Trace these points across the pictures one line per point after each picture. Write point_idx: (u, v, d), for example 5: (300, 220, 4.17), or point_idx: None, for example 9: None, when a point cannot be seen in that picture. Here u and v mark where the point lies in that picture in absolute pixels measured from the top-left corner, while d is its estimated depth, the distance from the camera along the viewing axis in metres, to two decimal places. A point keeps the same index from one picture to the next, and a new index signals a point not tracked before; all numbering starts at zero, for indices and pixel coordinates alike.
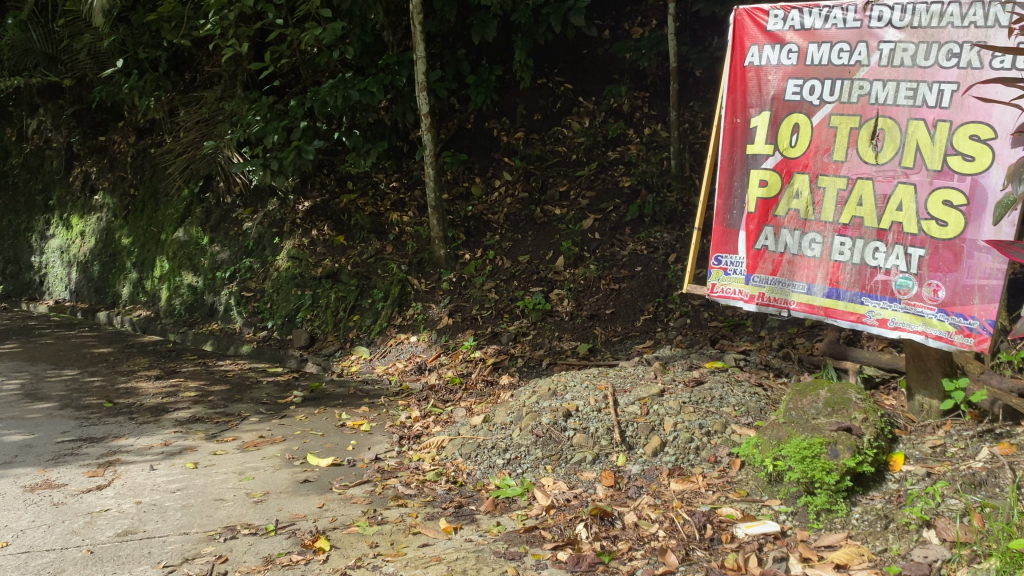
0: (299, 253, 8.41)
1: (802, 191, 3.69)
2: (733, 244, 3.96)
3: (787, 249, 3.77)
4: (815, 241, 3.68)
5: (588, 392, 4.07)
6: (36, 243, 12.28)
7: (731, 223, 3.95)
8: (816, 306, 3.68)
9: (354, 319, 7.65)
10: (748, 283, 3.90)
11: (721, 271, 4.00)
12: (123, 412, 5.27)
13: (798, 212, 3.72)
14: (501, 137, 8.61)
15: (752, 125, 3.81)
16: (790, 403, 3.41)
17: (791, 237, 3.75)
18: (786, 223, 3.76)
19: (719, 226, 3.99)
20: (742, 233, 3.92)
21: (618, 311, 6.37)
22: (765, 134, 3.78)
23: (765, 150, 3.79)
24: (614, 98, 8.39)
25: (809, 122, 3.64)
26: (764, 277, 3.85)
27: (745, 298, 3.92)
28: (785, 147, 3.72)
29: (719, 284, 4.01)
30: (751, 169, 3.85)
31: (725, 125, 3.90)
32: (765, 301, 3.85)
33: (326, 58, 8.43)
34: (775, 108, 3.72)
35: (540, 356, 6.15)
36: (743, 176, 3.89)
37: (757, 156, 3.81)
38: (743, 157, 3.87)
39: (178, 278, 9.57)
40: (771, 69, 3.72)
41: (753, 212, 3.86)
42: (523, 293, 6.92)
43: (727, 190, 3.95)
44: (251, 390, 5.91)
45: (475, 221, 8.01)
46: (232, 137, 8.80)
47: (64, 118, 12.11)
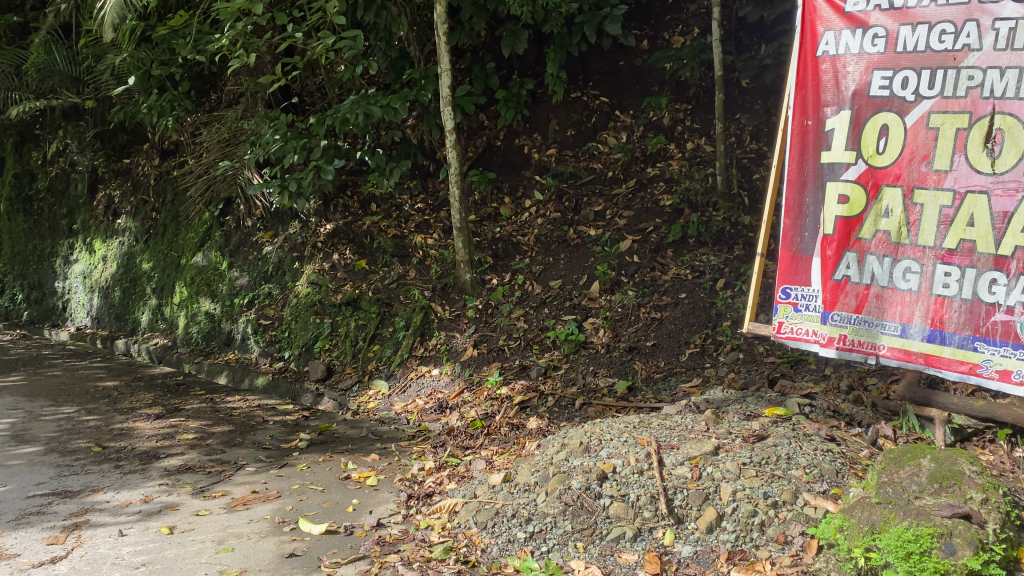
0: (319, 278, 7.90)
1: (894, 207, 3.32)
2: (803, 273, 3.59)
3: (875, 280, 3.40)
4: (911, 269, 3.30)
5: (627, 449, 3.45)
6: (59, 268, 11.98)
7: (803, 247, 3.58)
8: (914, 353, 3.32)
9: (374, 350, 7.10)
10: (826, 322, 3.53)
11: (790, 307, 3.62)
12: (110, 459, 4.77)
13: (888, 235, 3.35)
14: (533, 155, 8.06)
15: (828, 127, 3.46)
16: (882, 474, 2.83)
17: (880, 265, 3.38)
18: (874, 247, 3.39)
19: (787, 251, 3.61)
20: (817, 260, 3.55)
21: (661, 343, 5.72)
22: (846, 138, 3.41)
23: (844, 158, 3.43)
24: (654, 111, 7.81)
25: (902, 123, 3.26)
26: (846, 314, 3.48)
27: (823, 341, 3.55)
28: (871, 155, 3.35)
29: (788, 322, 3.64)
30: (828, 182, 3.48)
31: (795, 130, 3.54)
32: (848, 344, 3.48)
33: (348, 73, 7.97)
34: (858, 106, 3.36)
35: (574, 393, 5.52)
36: (816, 190, 3.54)
37: (835, 165, 3.45)
38: (817, 167, 3.51)
39: (196, 305, 9.14)
40: (851, 59, 3.36)
41: (832, 234, 3.49)
42: (554, 321, 6.31)
43: (797, 207, 3.59)
44: (255, 432, 5.37)
45: (504, 243, 7.44)
46: (250, 157, 8.36)
47: (88, 140, 11.84)
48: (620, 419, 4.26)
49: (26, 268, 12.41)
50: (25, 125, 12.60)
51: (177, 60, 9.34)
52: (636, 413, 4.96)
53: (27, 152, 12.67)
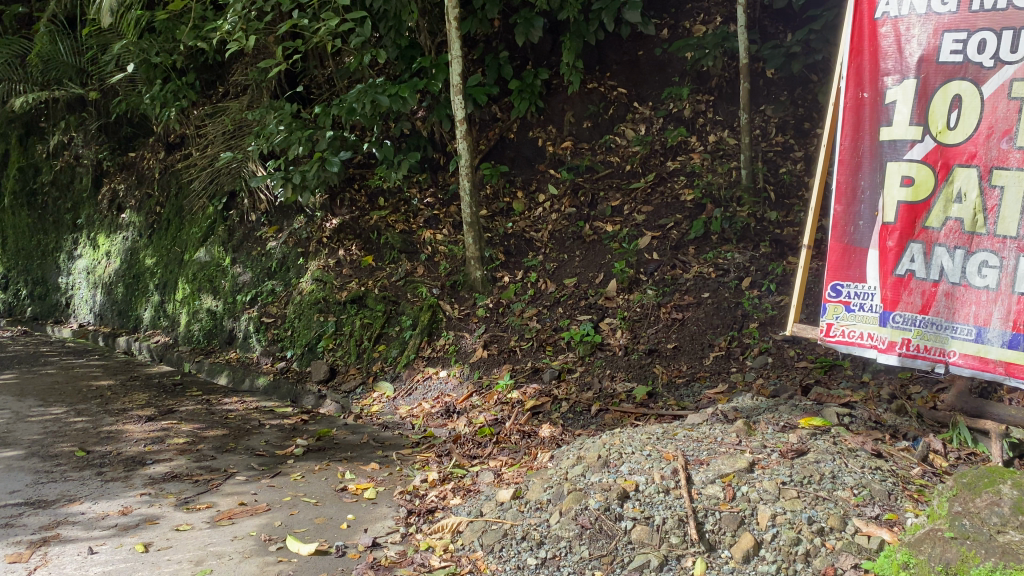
0: (323, 274, 7.57)
1: (968, 190, 3.04)
2: (856, 269, 3.37)
3: (945, 276, 3.13)
4: (988, 264, 3.02)
5: (651, 465, 3.11)
6: (64, 263, 11.74)
7: (858, 238, 3.35)
8: (990, 361, 3.04)
9: (380, 350, 6.77)
10: (886, 326, 3.29)
11: (841, 306, 3.40)
12: (93, 465, 4.46)
13: (960, 223, 3.08)
14: (547, 147, 7.71)
15: (888, 100, 3.21)
16: (955, 504, 2.50)
17: (952, 259, 3.11)
18: (944, 238, 3.13)
19: (839, 243, 3.39)
20: (874, 252, 3.31)
21: (683, 345, 5.36)
22: (910, 112, 3.16)
23: (909, 134, 3.17)
24: (674, 102, 7.44)
25: (978, 92, 2.99)
26: (911, 316, 3.22)
27: (883, 346, 3.30)
28: (940, 130, 3.09)
29: (839, 322, 3.41)
30: (888, 162, 3.23)
31: (849, 103, 3.31)
32: (913, 349, 3.22)
33: (356, 62, 7.66)
34: (925, 75, 3.10)
35: (590, 398, 5.14)
36: (874, 171, 3.29)
37: (896, 142, 3.20)
38: (875, 145, 3.26)
39: (198, 302, 8.84)
40: (916, 21, 3.10)
41: (893, 222, 3.24)
42: (568, 321, 5.96)
43: (851, 191, 3.35)
44: (250, 437, 5.05)
45: (517, 239, 7.09)
46: (254, 148, 8.05)
47: (93, 133, 11.58)
48: (642, 429, 3.93)
49: (30, 264, 12.17)
50: (31, 117, 12.37)
51: (180, 49, 9.06)
52: (656, 421, 4.59)
53: (32, 145, 12.41)
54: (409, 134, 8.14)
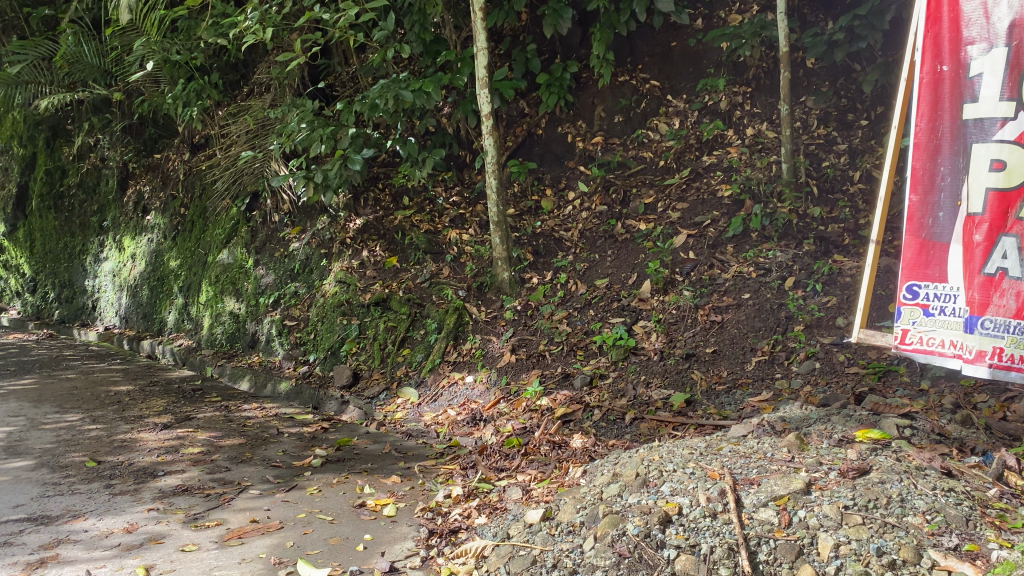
0: (347, 276, 7.35)
1: None
2: (936, 265, 3.15)
3: None
4: None
5: (695, 486, 2.85)
6: (90, 266, 11.67)
7: (937, 231, 3.13)
8: None
9: (404, 354, 6.52)
10: (972, 333, 3.06)
11: (919, 309, 3.19)
12: (102, 477, 4.25)
13: None
14: (576, 143, 7.43)
15: (972, 74, 2.99)
16: None
17: None
18: None
19: (917, 236, 3.18)
20: (956, 247, 3.09)
21: (722, 350, 5.05)
22: (998, 87, 2.93)
23: (996, 111, 2.94)
24: (710, 95, 7.11)
25: None
26: (1001, 321, 2.98)
27: (969, 356, 3.06)
28: None
29: (918, 327, 3.20)
30: (973, 144, 3.01)
31: (926, 78, 3.10)
32: (1004, 358, 2.97)
33: (379, 57, 7.43)
34: (1016, 43, 2.87)
35: (624, 406, 4.84)
36: (955, 156, 3.07)
37: (982, 121, 2.98)
38: (956, 125, 3.05)
39: (221, 305, 8.68)
40: None
41: (980, 213, 3.01)
42: (600, 324, 5.68)
43: (929, 178, 3.14)
44: (267, 447, 4.82)
45: (545, 238, 6.82)
46: (276, 147, 7.85)
47: (118, 135, 11.48)
48: (683, 442, 3.64)
49: (58, 266, 12.12)
50: (57, 119, 12.33)
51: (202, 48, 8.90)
52: (697, 433, 4.28)
53: (59, 147, 12.37)
54: (434, 131, 7.90)
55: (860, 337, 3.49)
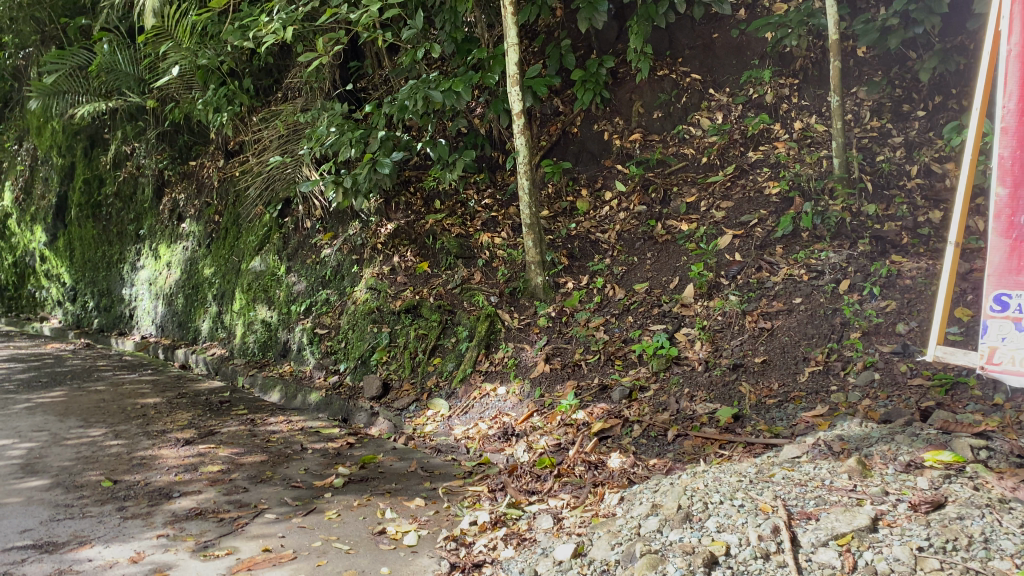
0: (378, 283, 7.14)
1: None
2: None
3: None
4: None
5: (744, 522, 2.58)
6: (127, 274, 11.65)
7: None
8: None
9: (435, 363, 6.27)
10: None
11: (1010, 323, 2.98)
12: (116, 499, 4.06)
13: None
14: (614, 141, 7.12)
15: None
16: None
17: None
18: None
19: (1010, 233, 2.93)
20: None
21: (772, 360, 4.71)
22: None
23: None
24: (754, 87, 6.75)
25: None
26: None
27: None
28: None
29: (1012, 341, 2.99)
30: None
31: (1017, 51, 2.88)
32: None
33: (408, 57, 7.21)
34: None
35: (666, 420, 4.53)
36: None
37: None
38: None
39: (253, 313, 8.53)
40: None
41: None
42: (640, 332, 5.37)
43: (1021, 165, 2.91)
44: (290, 464, 4.60)
45: (581, 241, 6.53)
46: (305, 152, 7.67)
47: (154, 143, 11.46)
48: (731, 467, 3.33)
49: (97, 275, 12.15)
50: (95, 129, 12.38)
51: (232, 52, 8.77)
52: (746, 453, 3.94)
53: (97, 156, 12.42)
54: (466, 132, 7.65)
55: (937, 351, 3.22)
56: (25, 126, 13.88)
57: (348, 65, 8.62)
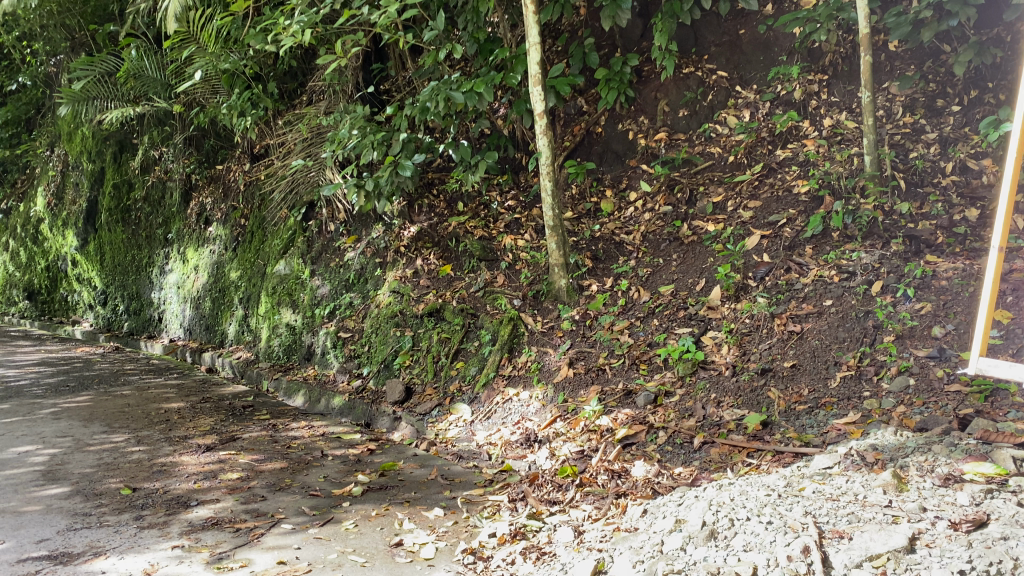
0: (401, 286, 7.08)
1: None
2: None
3: None
4: None
5: (772, 541, 2.49)
6: (156, 278, 11.73)
7: None
8: None
9: (457, 367, 6.18)
10: None
11: None
12: (133, 508, 4.04)
13: None
14: (638, 141, 7.00)
15: None
16: None
17: None
18: None
19: None
20: None
21: (802, 364, 4.56)
22: None
23: None
24: (782, 84, 6.60)
25: None
26: None
27: None
28: None
29: None
30: None
31: None
32: None
33: (430, 58, 7.15)
34: None
35: (692, 427, 4.41)
36: None
37: None
38: None
39: (278, 317, 8.51)
40: None
41: None
42: (666, 336, 5.24)
43: None
44: (310, 472, 4.55)
45: (606, 243, 6.41)
46: (327, 154, 7.64)
47: (181, 147, 11.54)
48: (759, 479, 3.20)
49: (126, 279, 12.25)
50: (123, 134, 12.51)
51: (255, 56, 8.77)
52: (775, 463, 3.80)
53: (126, 161, 12.54)
54: (489, 133, 7.57)
55: (979, 366, 2.75)
56: (57, 132, 14.06)
57: (369, 68, 8.60)
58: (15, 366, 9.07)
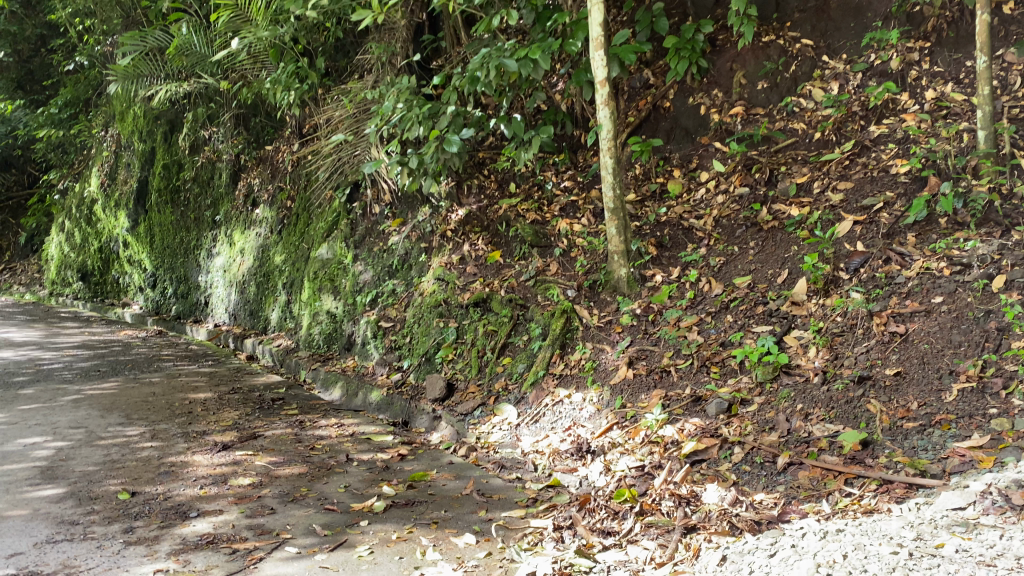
0: (446, 273, 6.51)
1: None
2: None
3: None
4: None
5: None
6: (203, 261, 11.41)
7: None
8: None
9: (504, 363, 5.58)
10: None
11: None
12: (126, 517, 3.53)
13: None
14: (711, 115, 6.22)
15: None
16: None
17: None
18: None
19: None
20: None
21: (909, 372, 3.85)
22: None
23: None
24: (877, 52, 5.74)
25: None
26: None
27: None
28: None
29: None
30: None
31: None
32: None
33: (483, 27, 6.51)
34: None
35: (774, 444, 3.75)
36: None
37: None
38: None
39: (319, 304, 8.01)
40: None
41: None
42: (742, 335, 4.56)
43: None
44: (332, 479, 4.01)
45: (673, 228, 5.75)
46: (372, 131, 7.10)
47: (230, 127, 11.18)
48: (877, 528, 2.70)
49: (175, 261, 11.98)
50: (174, 113, 12.27)
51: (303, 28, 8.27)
52: (886, 500, 3.10)
53: (177, 141, 12.27)
54: (545, 109, 6.92)
55: None
56: (112, 112, 13.91)
57: (418, 39, 7.96)
58: (54, 349, 8.80)
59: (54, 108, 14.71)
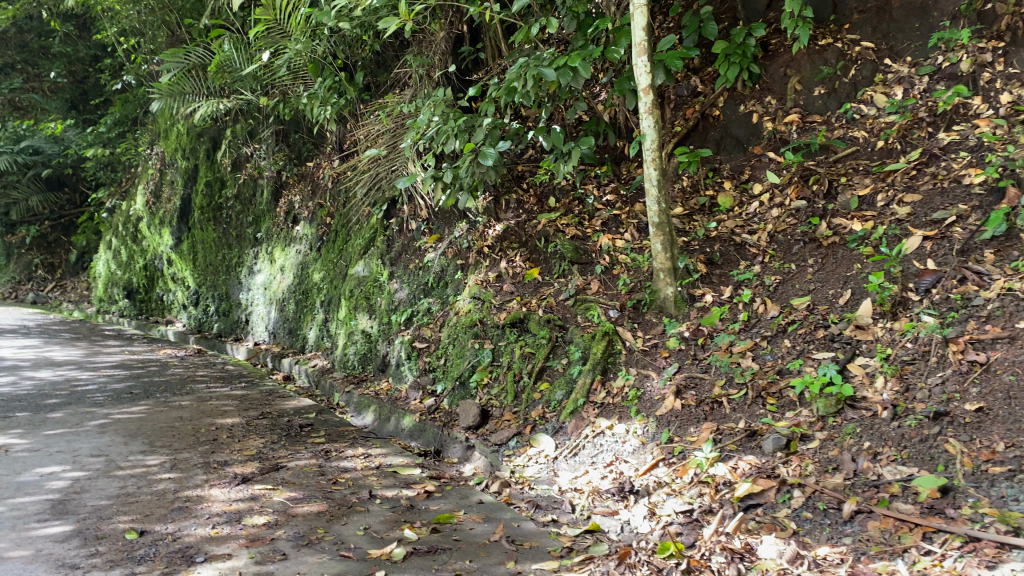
0: (481, 291, 6.16)
1: None
2: None
3: None
4: None
5: None
6: (244, 278, 11.32)
7: None
8: None
9: (542, 389, 5.24)
10: None
11: None
12: (129, 561, 3.29)
13: None
14: (764, 124, 5.81)
15: None
16: None
17: None
18: None
19: None
20: None
21: (992, 409, 3.38)
22: None
23: None
24: (946, 54, 5.28)
25: None
26: None
27: None
28: None
29: None
30: None
31: None
32: None
33: (521, 36, 6.22)
34: None
35: (839, 487, 3.36)
36: None
37: None
38: None
39: (354, 323, 7.77)
40: None
41: None
42: (801, 362, 4.17)
43: None
44: (352, 520, 3.72)
45: (723, 244, 5.37)
46: (407, 145, 6.85)
47: (271, 144, 11.09)
48: None
49: (217, 278, 11.92)
50: (217, 131, 12.27)
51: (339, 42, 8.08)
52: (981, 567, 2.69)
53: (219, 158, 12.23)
54: (587, 120, 6.60)
55: None
56: (158, 130, 13.99)
57: (457, 51, 7.68)
58: (92, 368, 8.73)
59: (104, 127, 15.16)
